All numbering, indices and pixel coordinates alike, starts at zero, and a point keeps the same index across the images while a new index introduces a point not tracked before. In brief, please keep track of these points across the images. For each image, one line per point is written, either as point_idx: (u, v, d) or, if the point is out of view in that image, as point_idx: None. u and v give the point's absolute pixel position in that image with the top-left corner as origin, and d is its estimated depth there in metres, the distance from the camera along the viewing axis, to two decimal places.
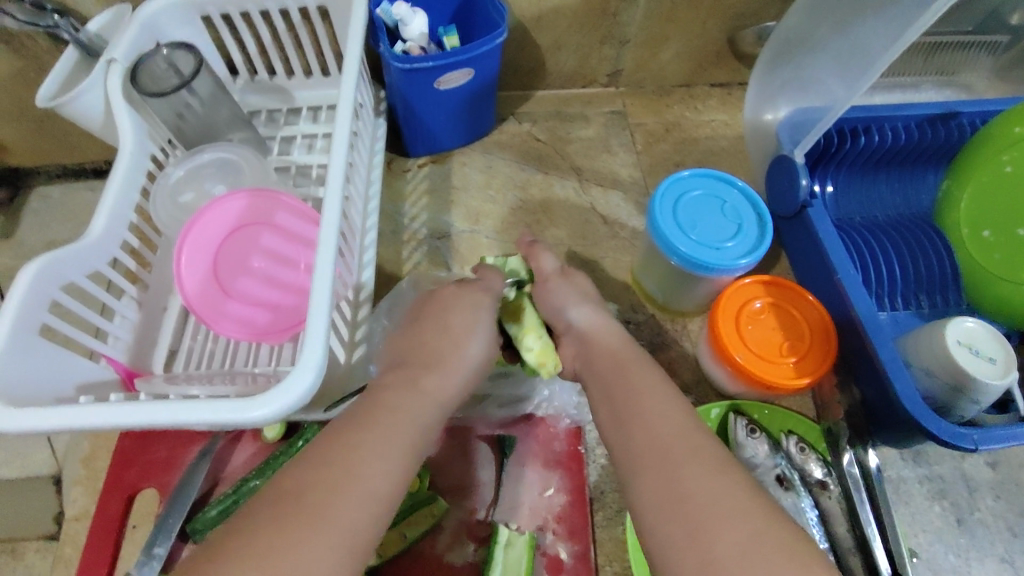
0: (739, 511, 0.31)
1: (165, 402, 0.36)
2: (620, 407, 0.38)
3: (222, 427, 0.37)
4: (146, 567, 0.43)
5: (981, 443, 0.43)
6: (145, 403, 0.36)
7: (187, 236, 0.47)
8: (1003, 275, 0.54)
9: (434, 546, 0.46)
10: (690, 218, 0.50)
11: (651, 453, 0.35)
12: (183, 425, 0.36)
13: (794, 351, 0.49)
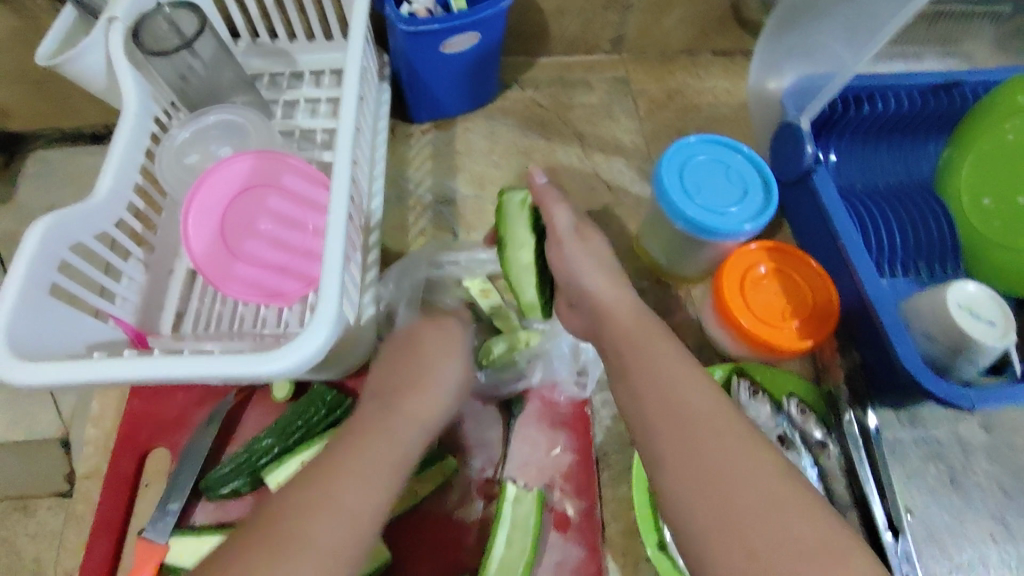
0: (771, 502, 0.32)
1: (179, 357, 0.37)
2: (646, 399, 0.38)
3: (237, 381, 0.37)
4: (162, 521, 0.45)
5: (977, 403, 0.44)
6: (159, 358, 0.37)
7: (194, 199, 0.48)
8: (1001, 241, 0.54)
9: (443, 503, 0.47)
10: (696, 183, 0.50)
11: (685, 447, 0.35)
12: (199, 379, 0.37)
13: (797, 315, 0.50)
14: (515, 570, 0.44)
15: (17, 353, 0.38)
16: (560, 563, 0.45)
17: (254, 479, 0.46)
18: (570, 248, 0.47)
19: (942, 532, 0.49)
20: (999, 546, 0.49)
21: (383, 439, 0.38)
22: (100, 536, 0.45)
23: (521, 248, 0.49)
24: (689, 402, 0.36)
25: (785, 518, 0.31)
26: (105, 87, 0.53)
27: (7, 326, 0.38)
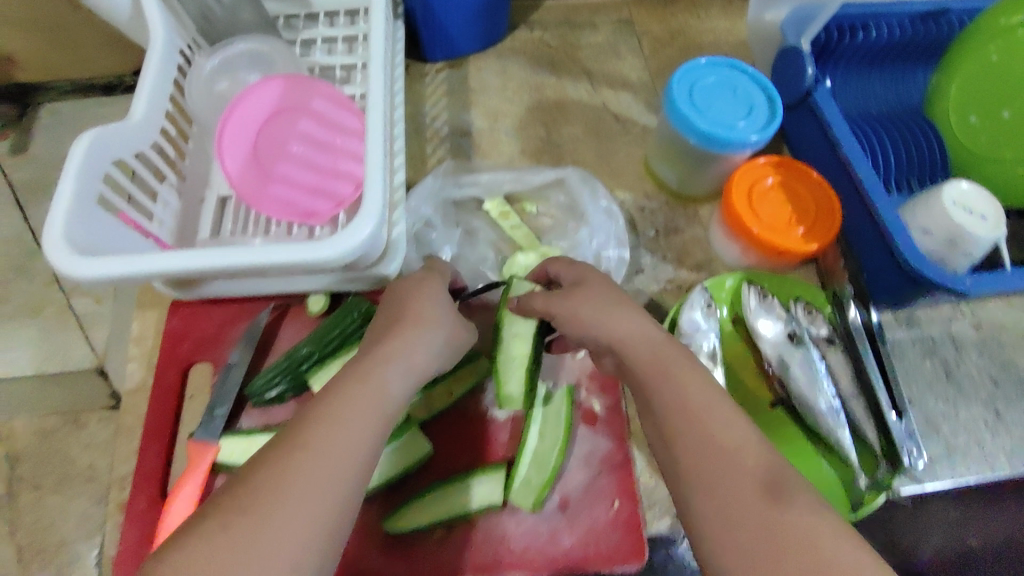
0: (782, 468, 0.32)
1: (244, 246, 0.40)
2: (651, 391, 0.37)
3: (296, 267, 0.40)
4: (212, 425, 0.47)
5: (972, 287, 0.48)
6: (228, 248, 0.40)
7: (228, 121, 0.50)
8: (985, 155, 0.59)
9: (478, 402, 0.50)
10: (704, 101, 0.53)
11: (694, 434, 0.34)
12: (263, 264, 0.40)
13: (802, 221, 0.53)
14: (550, 458, 0.47)
15: (77, 250, 0.40)
16: (590, 452, 0.48)
17: (297, 383, 0.49)
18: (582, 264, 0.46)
19: (939, 419, 0.53)
20: (992, 430, 0.53)
21: (369, 392, 0.34)
22: (152, 440, 0.47)
23: (520, 338, 0.48)
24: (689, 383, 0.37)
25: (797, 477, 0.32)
26: (130, 21, 0.54)
27: (66, 225, 0.39)
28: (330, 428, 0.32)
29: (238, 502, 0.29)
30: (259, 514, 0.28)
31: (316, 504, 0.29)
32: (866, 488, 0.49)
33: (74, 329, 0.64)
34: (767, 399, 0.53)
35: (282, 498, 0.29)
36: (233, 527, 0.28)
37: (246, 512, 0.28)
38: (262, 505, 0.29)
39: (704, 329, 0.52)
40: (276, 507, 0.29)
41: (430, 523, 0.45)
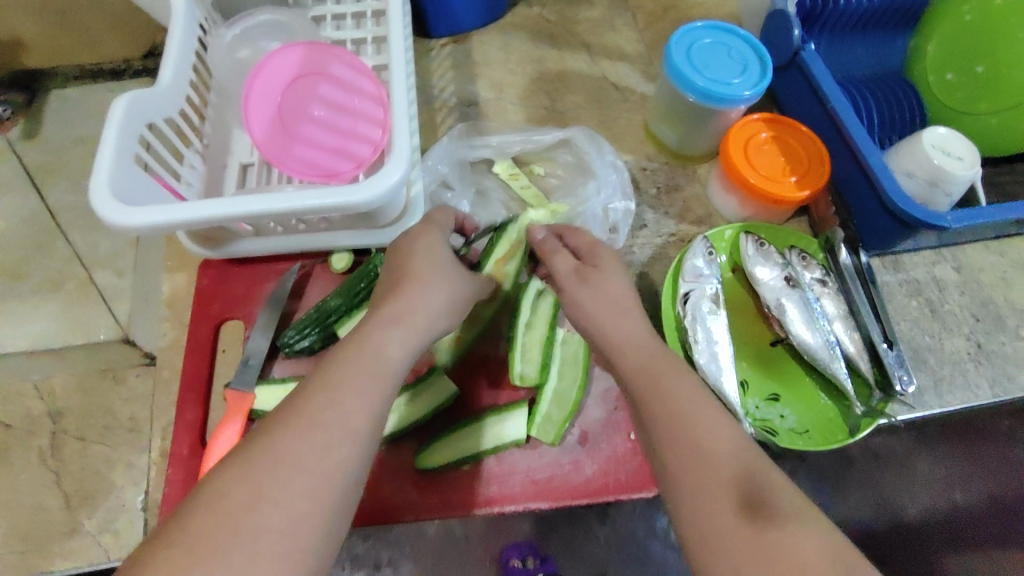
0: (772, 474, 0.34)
1: (278, 193, 0.43)
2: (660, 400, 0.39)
3: (328, 212, 0.43)
4: (247, 374, 0.49)
5: (953, 221, 0.51)
6: (262, 195, 0.43)
7: (252, 85, 0.52)
8: (960, 109, 0.62)
9: (497, 349, 0.53)
10: (703, 60, 0.56)
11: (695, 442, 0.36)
12: (298, 209, 0.43)
13: (794, 172, 0.57)
14: (569, 396, 0.50)
15: (121, 202, 0.42)
16: (607, 390, 0.51)
17: (326, 334, 0.51)
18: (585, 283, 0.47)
19: (926, 352, 0.57)
20: (975, 360, 0.57)
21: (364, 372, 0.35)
22: (189, 391, 0.50)
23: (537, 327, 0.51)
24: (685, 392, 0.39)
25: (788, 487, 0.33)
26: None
27: (110, 179, 0.42)
28: (320, 415, 0.32)
29: (225, 493, 0.29)
30: (243, 505, 0.29)
31: (302, 493, 0.30)
32: (861, 415, 0.51)
33: (96, 301, 0.66)
34: (767, 339, 0.56)
35: (265, 488, 0.29)
36: (219, 515, 0.28)
37: (228, 500, 0.29)
38: (245, 493, 0.29)
39: (706, 274, 0.55)
40: (260, 495, 0.29)
41: (459, 458, 0.48)
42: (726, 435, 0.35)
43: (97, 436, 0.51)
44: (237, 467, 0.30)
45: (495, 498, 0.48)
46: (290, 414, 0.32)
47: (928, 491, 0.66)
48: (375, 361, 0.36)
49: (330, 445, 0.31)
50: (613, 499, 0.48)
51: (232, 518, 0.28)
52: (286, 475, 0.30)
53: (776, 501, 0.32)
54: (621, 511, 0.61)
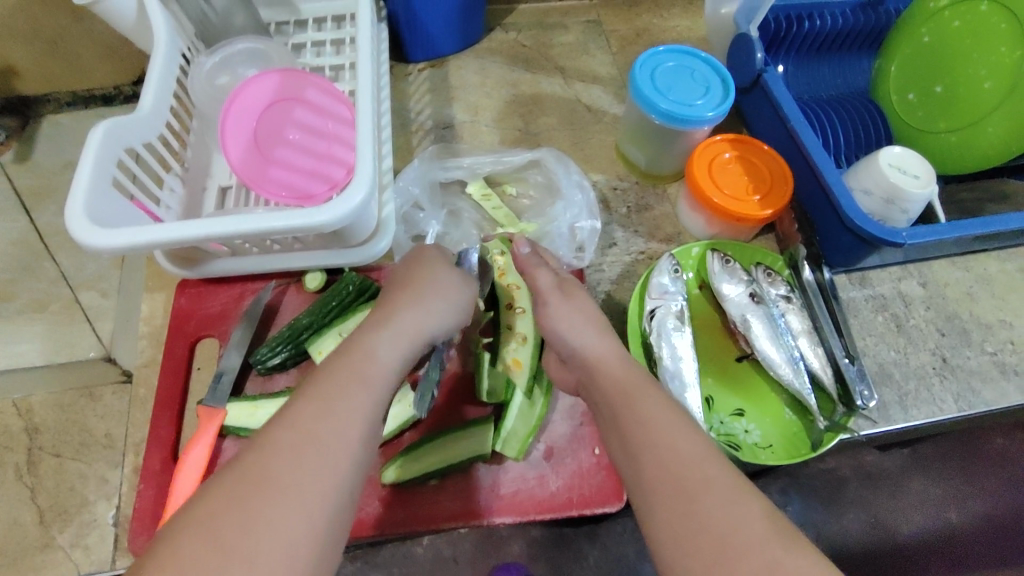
0: (735, 482, 0.35)
1: (247, 215, 0.44)
2: (631, 410, 0.40)
3: (295, 232, 0.45)
4: (220, 391, 0.50)
5: (908, 238, 0.52)
6: (231, 217, 0.44)
7: (229, 111, 0.54)
8: (923, 128, 0.64)
9: (466, 366, 0.54)
10: (667, 84, 0.58)
11: (665, 447, 0.37)
12: (265, 229, 0.44)
13: (757, 191, 0.58)
14: (534, 411, 0.51)
15: (96, 223, 0.43)
16: (573, 406, 0.53)
17: (297, 352, 0.52)
18: (555, 300, 0.49)
19: (892, 367, 0.57)
20: (939, 374, 0.57)
21: (353, 386, 0.35)
22: (163, 410, 0.51)
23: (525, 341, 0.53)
24: (651, 403, 0.39)
25: (750, 494, 0.34)
26: (134, 27, 0.58)
27: (86, 202, 0.44)
28: (310, 431, 0.33)
29: (214, 512, 0.29)
30: (236, 524, 0.29)
31: (293, 513, 0.30)
32: (824, 429, 0.52)
33: (80, 321, 0.67)
34: (733, 354, 0.57)
35: (257, 509, 0.29)
36: (209, 534, 0.28)
37: (218, 518, 0.29)
38: (234, 515, 0.29)
39: (671, 291, 0.56)
40: (253, 515, 0.29)
41: (427, 472, 0.48)
42: (677, 442, 0.37)
43: (71, 452, 0.53)
44: (227, 485, 0.30)
45: (462, 512, 0.49)
46: (280, 429, 0.33)
47: (919, 512, 0.66)
48: (359, 371, 0.36)
49: (321, 463, 0.32)
50: (577, 514, 0.49)
51: (228, 538, 0.28)
52: (280, 495, 0.30)
53: (736, 510, 0.33)
54: (609, 533, 0.61)
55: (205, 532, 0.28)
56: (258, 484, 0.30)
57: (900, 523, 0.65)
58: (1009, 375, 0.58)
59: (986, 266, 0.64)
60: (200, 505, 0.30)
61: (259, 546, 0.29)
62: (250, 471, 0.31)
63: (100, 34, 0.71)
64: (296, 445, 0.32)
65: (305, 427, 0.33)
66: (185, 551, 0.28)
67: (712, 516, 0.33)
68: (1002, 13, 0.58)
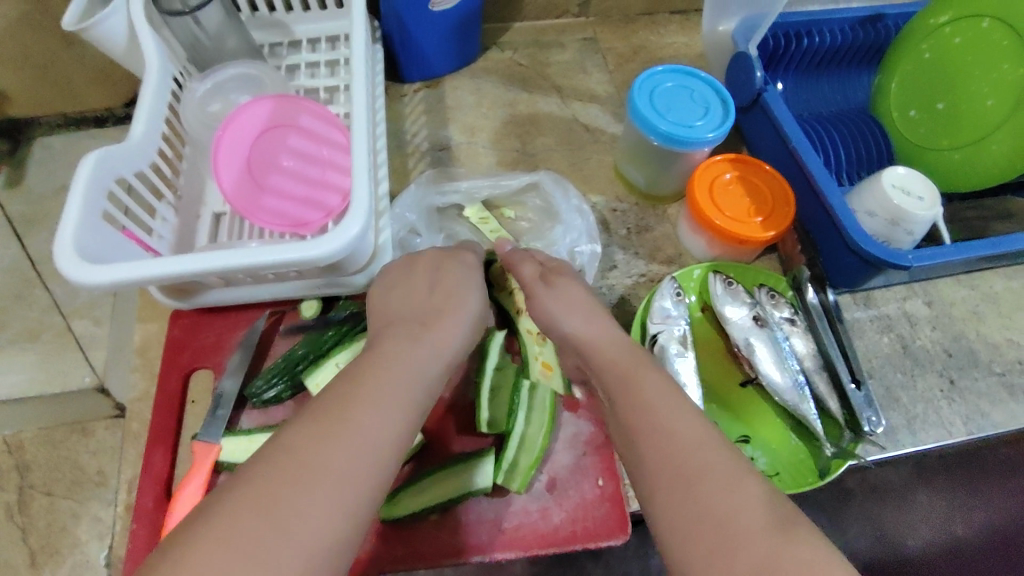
0: (752, 507, 0.33)
1: (240, 248, 0.43)
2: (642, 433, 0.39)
3: (289, 266, 0.44)
4: (214, 425, 0.49)
5: (914, 260, 0.52)
6: (224, 250, 0.43)
7: (222, 138, 0.54)
8: (925, 145, 0.63)
9: (464, 396, 0.53)
10: (666, 105, 0.58)
11: (680, 466, 0.36)
12: (258, 264, 0.43)
13: (759, 212, 0.57)
14: (536, 441, 0.50)
15: (84, 258, 0.42)
16: (575, 435, 0.51)
17: (293, 384, 0.51)
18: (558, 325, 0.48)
19: (898, 390, 0.56)
20: (948, 397, 0.56)
21: (376, 386, 0.35)
22: (156, 445, 0.49)
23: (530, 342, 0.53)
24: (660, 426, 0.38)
25: (770, 520, 0.33)
26: (125, 52, 0.57)
27: (75, 237, 0.42)
28: (354, 421, 0.33)
29: (263, 490, 0.29)
30: (280, 496, 0.29)
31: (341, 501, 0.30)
32: (832, 456, 0.51)
33: (74, 350, 0.66)
34: (737, 378, 0.56)
35: (307, 494, 0.30)
36: (262, 511, 0.29)
37: (272, 495, 0.29)
38: (287, 499, 0.29)
39: (674, 315, 0.55)
40: (305, 500, 0.30)
41: (425, 508, 0.47)
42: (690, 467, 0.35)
43: (62, 491, 0.56)
44: (277, 468, 0.30)
45: (462, 547, 0.48)
46: (320, 416, 0.33)
47: (928, 524, 0.64)
48: (383, 372, 0.36)
49: (366, 452, 0.32)
50: (581, 548, 0.48)
51: (273, 510, 0.29)
52: (319, 474, 0.30)
53: (754, 539, 0.32)
54: (614, 556, 0.60)
55: (260, 512, 0.29)
56: (294, 457, 0.31)
57: (906, 535, 0.64)
58: (1019, 398, 0.57)
59: (992, 283, 0.63)
60: (249, 484, 0.30)
61: (310, 531, 0.29)
62: (300, 455, 0.31)
63: (91, 59, 0.70)
64: (343, 433, 0.32)
65: (349, 414, 0.33)
66: (242, 530, 0.28)
67: (722, 550, 0.32)
68: (1004, 30, 0.57)
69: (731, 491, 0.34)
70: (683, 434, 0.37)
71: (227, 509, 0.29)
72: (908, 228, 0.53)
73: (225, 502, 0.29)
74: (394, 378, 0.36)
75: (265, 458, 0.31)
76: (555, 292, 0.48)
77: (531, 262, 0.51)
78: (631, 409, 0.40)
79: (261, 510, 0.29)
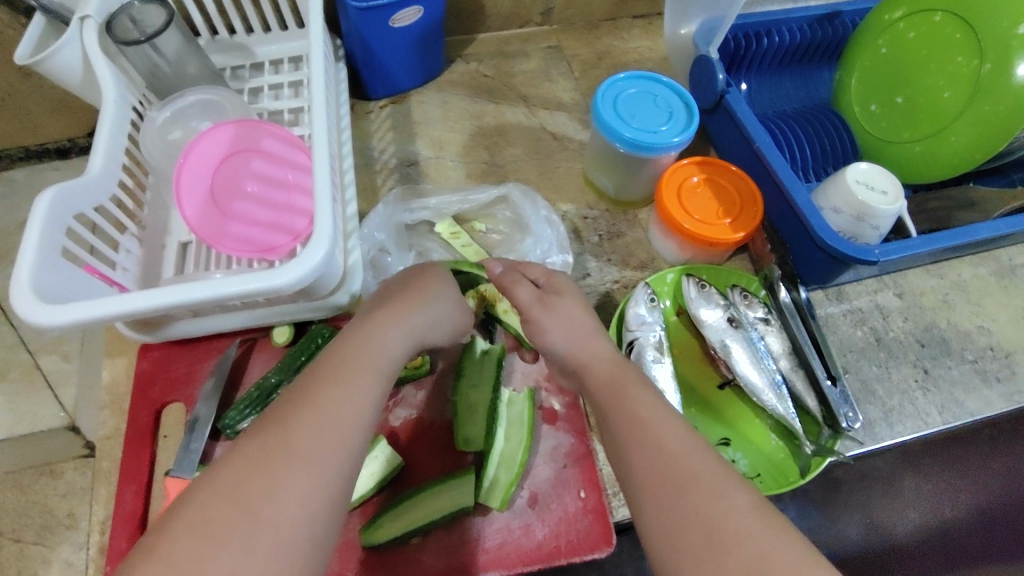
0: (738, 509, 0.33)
1: (201, 281, 0.42)
2: (632, 439, 0.39)
3: (253, 298, 0.43)
4: (187, 459, 0.48)
5: (882, 256, 0.52)
6: (185, 283, 0.42)
7: (183, 166, 0.53)
8: (887, 139, 0.64)
9: (442, 416, 0.52)
10: (629, 111, 0.58)
11: (672, 473, 0.36)
12: (221, 297, 0.42)
13: (728, 214, 0.57)
14: (515, 457, 0.49)
15: (43, 299, 0.41)
16: (555, 448, 0.51)
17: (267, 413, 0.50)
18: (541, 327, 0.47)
19: (874, 383, 0.57)
20: (922, 387, 0.57)
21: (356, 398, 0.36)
22: (128, 483, 0.48)
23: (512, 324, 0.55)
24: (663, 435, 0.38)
25: (753, 518, 0.33)
26: (81, 83, 0.57)
27: (32, 277, 0.41)
28: (329, 414, 0.34)
29: (240, 483, 0.31)
30: (258, 489, 0.31)
31: (311, 486, 0.32)
32: (811, 454, 0.51)
33: (42, 388, 0.64)
34: (715, 381, 0.56)
35: (277, 478, 0.32)
36: (238, 503, 0.31)
37: (246, 487, 0.31)
38: (258, 483, 0.31)
39: (649, 321, 0.55)
40: (275, 483, 0.31)
41: (406, 532, 0.46)
42: (688, 472, 0.35)
43: (32, 536, 0.57)
44: (250, 453, 0.32)
45: (448, 569, 0.47)
46: (297, 410, 0.34)
47: (916, 510, 0.62)
48: (352, 371, 0.37)
49: (332, 434, 0.34)
50: (566, 562, 0.48)
51: (250, 501, 0.31)
52: (294, 469, 0.32)
53: (739, 543, 0.32)
54: None
55: (231, 495, 0.31)
56: (265, 451, 0.32)
57: (896, 523, 0.61)
58: (992, 383, 0.58)
59: (960, 271, 0.64)
60: (222, 474, 0.32)
61: (278, 514, 0.31)
62: (271, 443, 0.33)
63: (48, 89, 0.69)
64: (308, 416, 0.34)
65: (315, 401, 0.35)
66: (212, 515, 0.30)
67: (719, 554, 0.32)
68: (955, 22, 0.58)
69: (718, 486, 0.34)
70: (667, 445, 0.37)
71: (204, 502, 0.31)
72: (876, 221, 0.53)
73: (204, 493, 0.31)
74: (364, 378, 0.37)
75: (241, 447, 0.33)
76: (542, 302, 0.48)
77: (507, 272, 0.51)
78: (621, 419, 0.40)
79: (235, 504, 0.31)
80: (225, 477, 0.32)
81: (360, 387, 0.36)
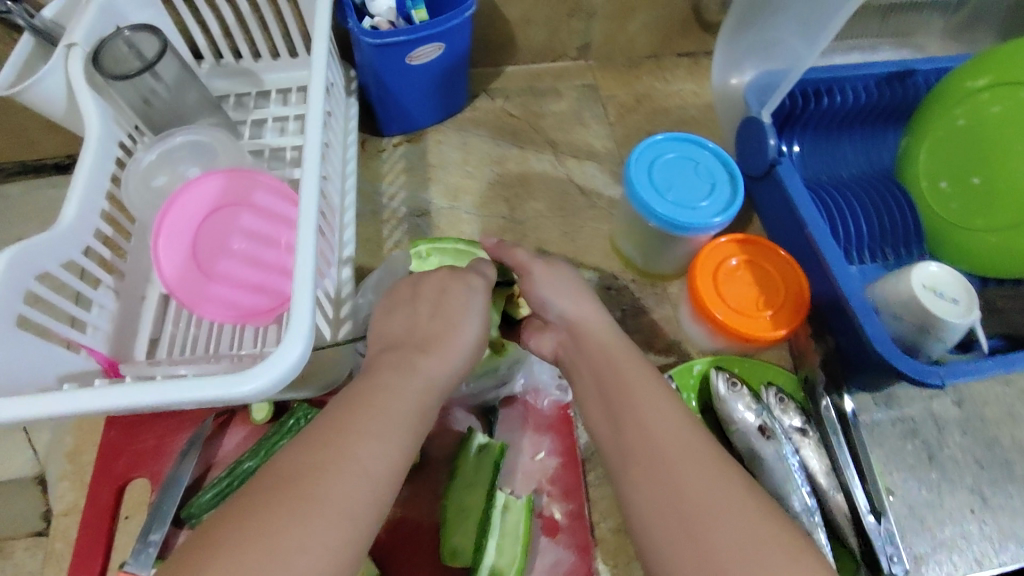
0: None
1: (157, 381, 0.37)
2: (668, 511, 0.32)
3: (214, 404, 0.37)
4: (144, 552, 0.43)
5: (947, 378, 0.45)
6: (138, 383, 0.37)
7: (164, 220, 0.48)
8: (958, 224, 0.56)
9: (430, 516, 0.47)
10: (665, 179, 0.51)
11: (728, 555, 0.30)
12: (177, 402, 0.36)
13: (769, 304, 0.51)
14: None
15: None
16: (554, 564, 0.46)
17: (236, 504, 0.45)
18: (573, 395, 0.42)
19: (923, 511, 0.50)
20: (979, 520, 0.50)
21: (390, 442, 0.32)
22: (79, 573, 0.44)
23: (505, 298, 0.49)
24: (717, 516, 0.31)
25: None
26: (66, 114, 0.52)
27: None
28: (360, 460, 0.30)
29: (267, 527, 0.27)
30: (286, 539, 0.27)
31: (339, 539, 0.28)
32: None
33: None
34: None
35: (309, 526, 0.28)
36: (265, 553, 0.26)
37: (272, 532, 0.27)
38: (287, 529, 0.27)
39: None
40: (305, 532, 0.27)
41: None
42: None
43: None
44: (277, 493, 0.28)
45: None
46: (331, 448, 0.30)
47: None
48: (384, 411, 0.33)
49: (366, 483, 0.30)
50: None
51: (277, 550, 0.27)
52: (327, 517, 0.28)
53: None
54: None
55: (257, 542, 0.27)
56: (293, 494, 0.28)
57: None
58: None
59: None
60: (247, 514, 0.28)
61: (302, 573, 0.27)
62: (302, 484, 0.29)
63: None
64: (342, 458, 0.30)
65: (348, 441, 0.31)
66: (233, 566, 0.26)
67: None
68: None
69: None
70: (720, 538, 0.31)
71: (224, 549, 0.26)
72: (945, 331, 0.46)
73: (228, 537, 0.27)
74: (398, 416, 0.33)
75: (266, 488, 0.29)
76: None
77: None
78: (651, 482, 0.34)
79: (258, 551, 0.26)
80: (248, 520, 0.27)
81: (393, 429, 0.33)
